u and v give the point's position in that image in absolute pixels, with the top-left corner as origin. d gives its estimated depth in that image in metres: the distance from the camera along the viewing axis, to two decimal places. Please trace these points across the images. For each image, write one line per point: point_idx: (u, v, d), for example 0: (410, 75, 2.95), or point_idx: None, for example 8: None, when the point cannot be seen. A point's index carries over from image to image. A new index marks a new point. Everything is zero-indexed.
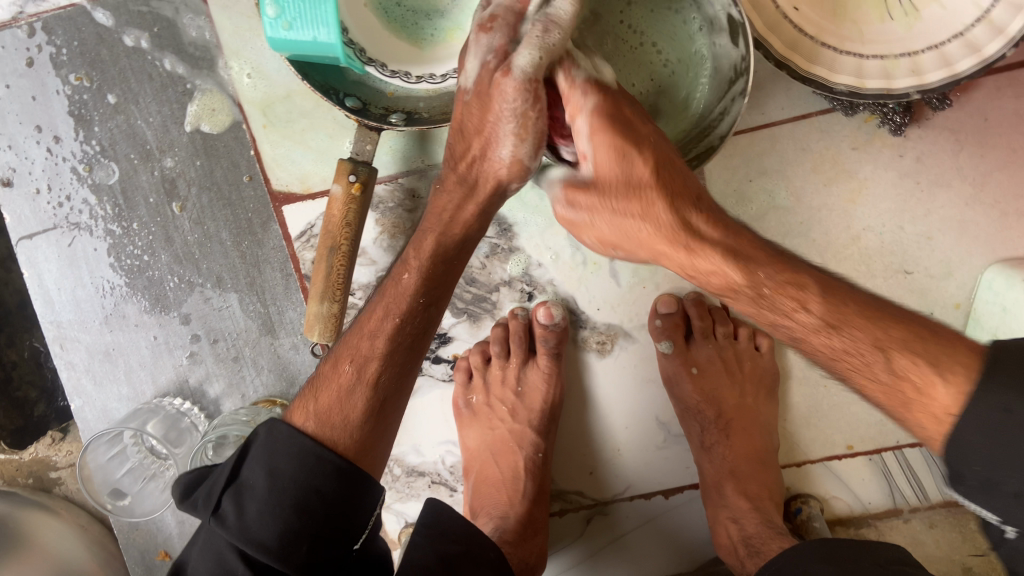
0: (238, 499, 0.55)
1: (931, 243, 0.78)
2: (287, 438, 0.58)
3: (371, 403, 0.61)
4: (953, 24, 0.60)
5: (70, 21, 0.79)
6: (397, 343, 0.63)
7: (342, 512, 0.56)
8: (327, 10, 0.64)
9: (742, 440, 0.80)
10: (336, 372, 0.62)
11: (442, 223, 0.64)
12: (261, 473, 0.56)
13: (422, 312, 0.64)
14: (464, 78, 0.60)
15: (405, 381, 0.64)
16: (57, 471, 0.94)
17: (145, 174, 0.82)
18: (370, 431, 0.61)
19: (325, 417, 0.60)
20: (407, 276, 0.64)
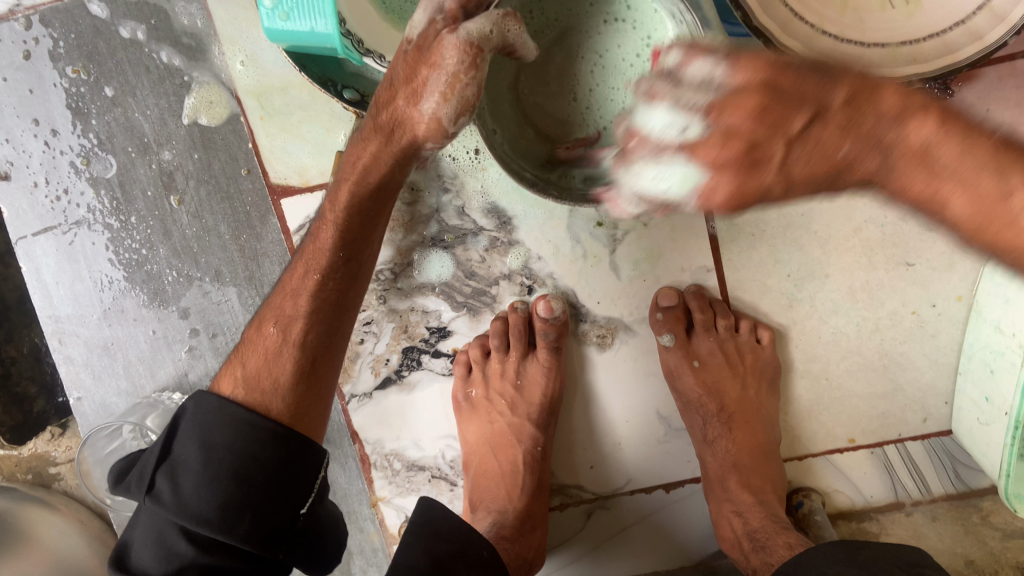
0: (172, 476, 0.59)
1: (933, 234, 0.78)
2: (211, 411, 0.61)
3: (300, 366, 0.64)
4: (955, 12, 0.59)
5: (66, 14, 0.79)
6: (320, 302, 0.64)
7: (283, 480, 0.60)
8: (324, 1, 0.63)
9: (744, 433, 0.79)
10: (263, 336, 0.65)
11: (358, 176, 0.62)
12: (192, 449, 0.60)
13: (342, 266, 0.65)
14: (410, 31, 0.56)
15: (332, 342, 0.67)
16: (57, 466, 0.94)
17: (143, 167, 0.81)
18: (303, 392, 0.64)
19: (253, 382, 0.63)
20: (323, 230, 0.64)
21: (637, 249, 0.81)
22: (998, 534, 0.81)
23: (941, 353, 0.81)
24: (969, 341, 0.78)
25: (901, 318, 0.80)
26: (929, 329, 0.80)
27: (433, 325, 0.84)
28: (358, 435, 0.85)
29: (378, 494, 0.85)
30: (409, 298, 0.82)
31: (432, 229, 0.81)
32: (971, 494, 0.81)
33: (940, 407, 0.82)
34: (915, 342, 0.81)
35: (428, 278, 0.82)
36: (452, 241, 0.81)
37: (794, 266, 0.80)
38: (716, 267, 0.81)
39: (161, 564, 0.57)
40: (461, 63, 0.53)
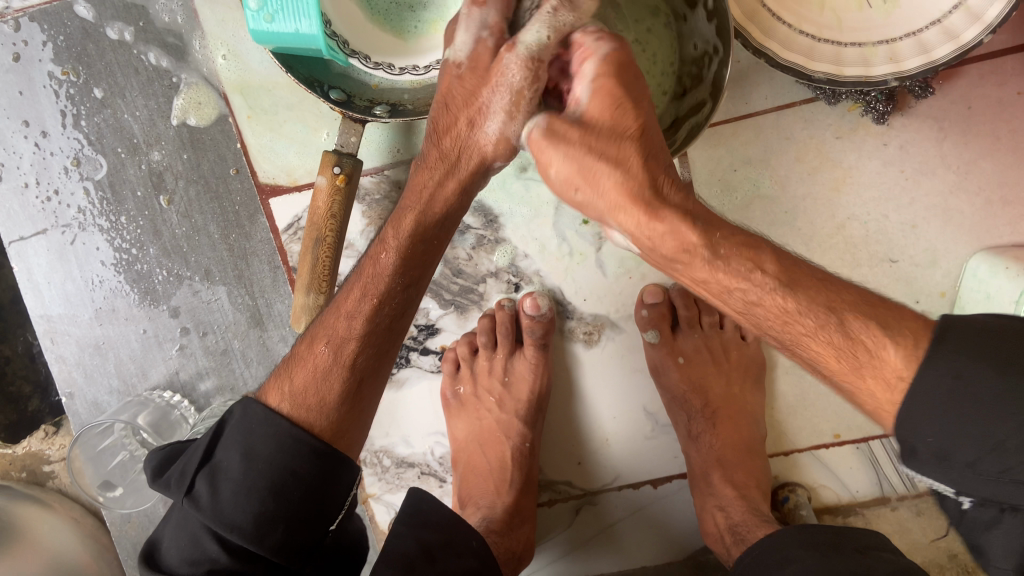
0: (212, 480, 0.54)
1: (916, 231, 0.78)
2: (260, 419, 0.56)
3: (349, 385, 0.59)
4: (931, 10, 0.60)
5: (55, 16, 0.79)
6: (376, 325, 0.60)
7: (319, 495, 0.55)
8: (309, 2, 0.64)
9: (728, 429, 0.80)
10: (310, 353, 0.60)
11: (423, 201, 0.60)
12: (236, 455, 0.55)
13: (402, 292, 0.61)
14: (454, 55, 0.58)
15: (382, 362, 0.62)
16: (50, 464, 0.95)
17: (132, 168, 0.82)
18: (346, 414, 0.59)
19: (299, 399, 0.58)
20: (385, 254, 0.60)
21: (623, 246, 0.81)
22: None
23: None
24: None
25: None
26: None
27: (422, 323, 0.84)
28: None
29: (368, 491, 0.86)
30: None
31: None
32: None
33: None
34: None
35: None
36: None
37: None
38: None
39: (189, 567, 0.53)
40: (522, 83, 0.56)
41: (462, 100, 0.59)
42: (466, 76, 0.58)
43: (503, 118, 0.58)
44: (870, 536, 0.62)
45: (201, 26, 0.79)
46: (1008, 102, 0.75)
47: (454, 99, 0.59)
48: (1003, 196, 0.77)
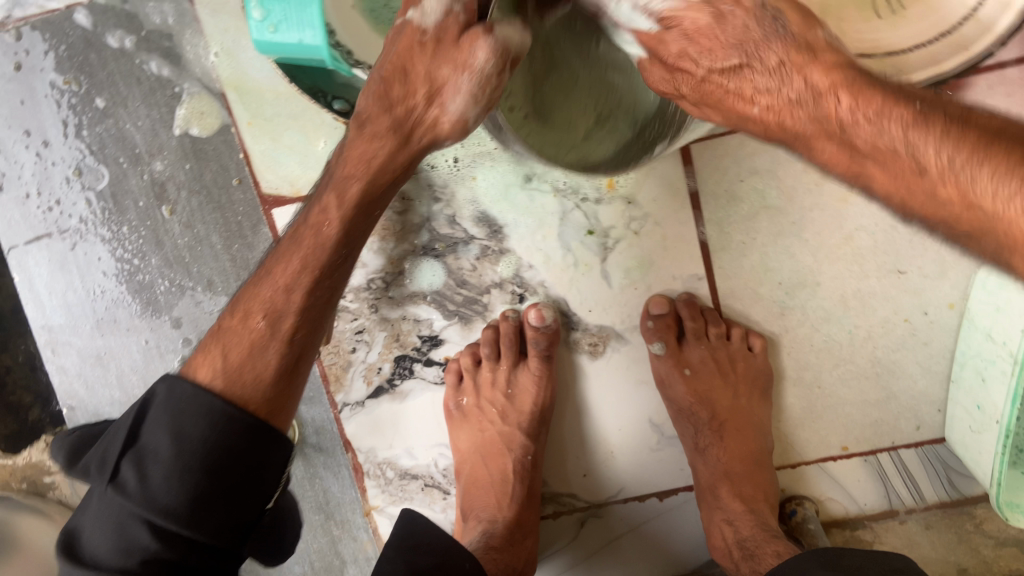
0: (140, 463, 0.51)
1: (924, 242, 0.78)
2: (186, 394, 0.53)
3: (283, 364, 0.57)
4: (942, 22, 0.59)
5: (57, 26, 0.79)
6: (315, 298, 0.59)
7: (254, 471, 0.52)
8: (312, 11, 0.64)
9: (736, 442, 0.79)
10: (246, 326, 0.58)
11: (370, 170, 0.60)
12: (164, 437, 0.52)
13: (339, 265, 0.61)
14: (420, 19, 0.55)
15: (314, 337, 0.60)
16: (52, 475, 0.93)
17: (135, 177, 0.81)
18: (282, 390, 0.57)
19: (232, 375, 0.55)
20: (328, 225, 0.59)
21: (628, 256, 0.81)
22: (991, 542, 0.81)
23: (934, 361, 0.80)
24: (962, 350, 0.78)
25: (894, 325, 0.80)
26: (922, 336, 0.80)
27: (425, 334, 0.84)
28: (351, 444, 0.85)
29: (371, 503, 0.85)
30: (400, 307, 0.82)
31: (423, 238, 0.81)
32: (964, 501, 0.81)
33: (933, 415, 0.81)
34: (907, 350, 0.80)
35: (419, 287, 0.82)
36: (443, 250, 0.81)
37: (786, 274, 0.80)
38: (707, 275, 0.81)
39: (121, 557, 0.49)
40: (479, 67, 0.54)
41: (421, 75, 0.57)
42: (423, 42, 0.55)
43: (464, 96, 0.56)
44: (890, 558, 0.62)
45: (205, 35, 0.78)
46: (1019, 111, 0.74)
47: (410, 72, 0.56)
48: None
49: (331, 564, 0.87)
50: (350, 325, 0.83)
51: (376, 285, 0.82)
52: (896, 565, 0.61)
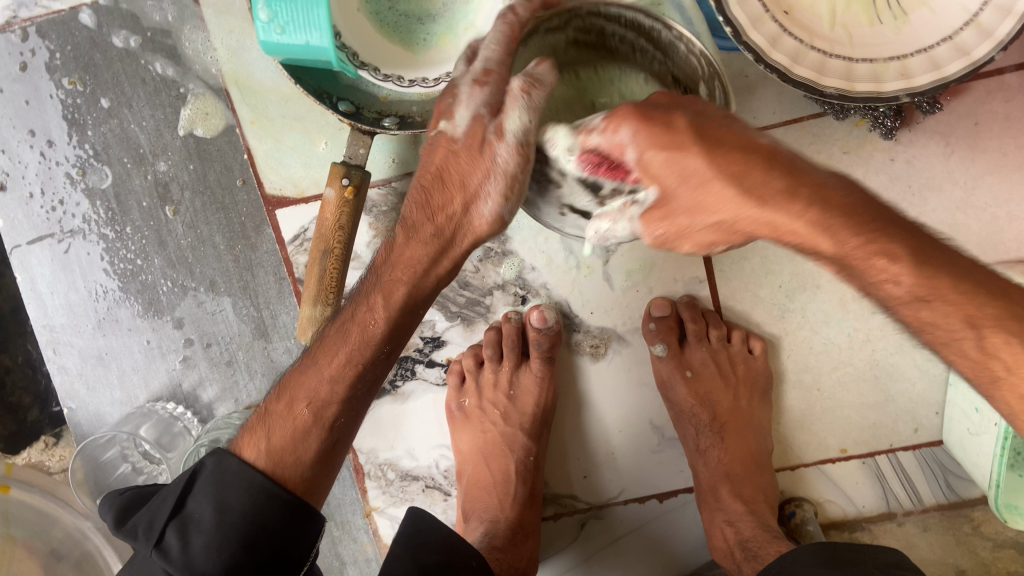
0: (183, 530, 0.56)
1: None
2: (234, 472, 0.58)
3: (323, 449, 0.61)
4: (943, 27, 0.60)
5: (63, 26, 0.79)
6: (358, 387, 0.61)
7: (284, 548, 0.56)
8: (320, 13, 0.64)
9: (736, 443, 0.80)
10: (290, 414, 0.60)
11: (413, 275, 0.59)
12: (207, 508, 0.56)
13: (382, 359, 0.62)
14: (451, 129, 0.55)
15: (353, 423, 0.63)
16: (51, 476, 0.93)
17: (139, 178, 0.82)
18: (320, 471, 0.61)
19: (276, 454, 0.59)
20: (373, 320, 0.60)
21: (630, 259, 0.81)
22: (988, 544, 0.81)
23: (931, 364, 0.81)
24: None
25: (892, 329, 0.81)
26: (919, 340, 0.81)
27: (427, 335, 0.84)
28: (353, 446, 0.85)
29: (372, 504, 0.85)
30: None
31: None
32: (962, 504, 0.82)
33: (931, 418, 0.82)
34: (905, 352, 0.81)
35: None
36: None
37: (785, 277, 0.81)
38: (708, 278, 0.82)
39: None
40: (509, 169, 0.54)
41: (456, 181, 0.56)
42: (457, 153, 0.55)
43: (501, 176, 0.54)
44: (888, 553, 0.63)
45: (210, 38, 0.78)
46: (1014, 119, 0.75)
47: (446, 175, 0.56)
48: (1010, 212, 0.77)
49: (331, 566, 0.86)
50: None
51: None
52: (893, 559, 0.62)
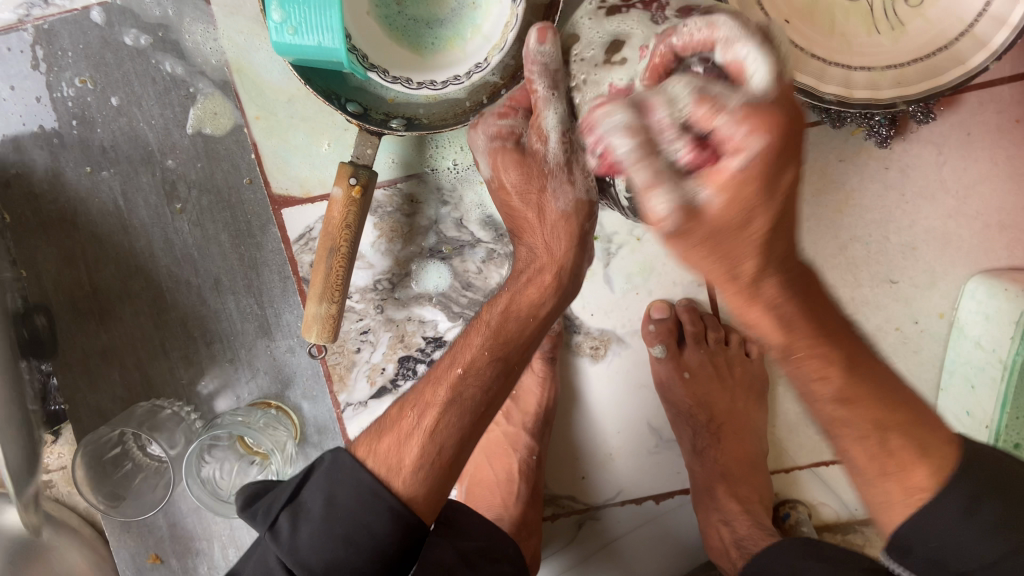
0: (295, 519, 0.57)
1: (916, 253, 0.81)
2: (350, 470, 0.58)
3: (425, 454, 0.60)
4: (938, 39, 0.64)
5: (75, 25, 0.79)
6: (460, 398, 0.63)
7: (386, 559, 0.57)
8: (332, 16, 0.66)
9: (732, 444, 0.81)
10: (397, 421, 0.62)
11: (515, 301, 0.67)
12: (319, 498, 0.57)
13: (490, 376, 0.64)
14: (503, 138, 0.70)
15: (465, 446, 0.63)
16: (49, 474, 0.93)
17: (146, 176, 0.83)
18: (425, 479, 0.59)
19: (381, 454, 0.60)
20: (477, 337, 0.65)
21: (631, 262, 0.82)
22: None
23: (923, 368, 0.83)
24: (951, 358, 0.81)
25: (885, 333, 0.82)
26: (912, 345, 0.82)
27: (430, 335, 0.85)
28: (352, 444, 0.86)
29: None
30: (406, 308, 0.84)
31: (430, 240, 0.83)
32: None
33: None
34: (898, 357, 0.83)
35: (425, 288, 0.84)
36: (449, 253, 0.83)
37: None
38: (706, 282, 0.84)
39: None
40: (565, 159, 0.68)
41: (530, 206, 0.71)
42: (512, 179, 0.70)
43: (560, 140, 0.66)
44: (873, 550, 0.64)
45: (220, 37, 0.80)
46: (1005, 129, 0.78)
47: (522, 189, 0.70)
48: (1000, 220, 0.79)
49: None
50: (356, 325, 0.84)
51: (382, 286, 0.84)
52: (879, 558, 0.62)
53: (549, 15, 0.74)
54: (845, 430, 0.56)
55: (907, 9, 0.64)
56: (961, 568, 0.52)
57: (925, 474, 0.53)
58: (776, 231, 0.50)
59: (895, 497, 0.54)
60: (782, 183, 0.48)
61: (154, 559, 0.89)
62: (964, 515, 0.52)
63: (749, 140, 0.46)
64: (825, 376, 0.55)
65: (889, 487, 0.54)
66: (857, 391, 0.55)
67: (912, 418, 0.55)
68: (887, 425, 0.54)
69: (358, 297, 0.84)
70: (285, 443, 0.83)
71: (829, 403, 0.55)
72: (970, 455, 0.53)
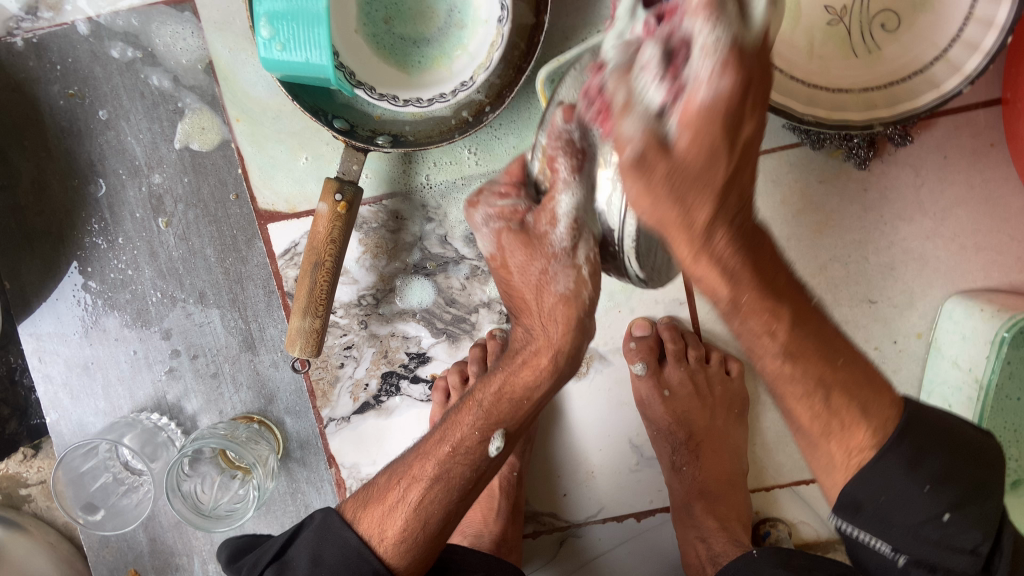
0: (279, 573, 0.62)
1: (894, 273, 0.82)
2: (336, 531, 0.62)
3: (410, 527, 0.61)
4: (913, 63, 0.65)
5: (65, 39, 0.80)
6: (448, 473, 0.62)
7: None
8: (320, 33, 0.66)
9: (712, 461, 0.82)
10: (384, 493, 0.63)
11: (516, 368, 0.63)
12: (306, 556, 0.62)
13: (479, 449, 0.62)
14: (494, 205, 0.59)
15: (456, 514, 0.63)
16: (27, 488, 0.92)
17: (133, 189, 0.83)
18: (412, 551, 0.61)
19: (368, 519, 0.62)
20: (472, 411, 0.63)
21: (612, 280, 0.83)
22: None
23: (902, 389, 0.84)
24: (929, 378, 0.82)
25: (864, 353, 0.83)
26: (891, 364, 0.83)
27: (413, 351, 0.85)
28: (335, 459, 0.86)
29: None
30: (390, 323, 0.84)
31: (415, 256, 0.83)
32: None
33: None
34: None
35: (409, 304, 0.84)
36: (433, 269, 0.84)
37: None
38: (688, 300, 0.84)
39: None
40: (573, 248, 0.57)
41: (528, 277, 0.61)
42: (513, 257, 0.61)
43: (571, 229, 0.56)
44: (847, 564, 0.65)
45: (189, 40, 0.80)
46: (981, 153, 0.79)
47: (524, 267, 0.61)
48: (977, 242, 0.81)
49: None
50: (340, 340, 0.85)
51: (366, 302, 0.84)
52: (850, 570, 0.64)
53: (534, 35, 0.75)
54: (787, 387, 0.55)
55: (884, 34, 0.65)
56: (904, 519, 0.53)
57: (867, 434, 0.54)
58: (732, 183, 0.46)
59: (840, 457, 0.55)
60: (736, 140, 0.44)
61: (133, 574, 0.89)
62: (908, 469, 0.53)
63: (717, 75, 0.40)
64: (830, 466, 0.55)
65: (833, 448, 0.55)
66: (803, 358, 0.54)
67: (855, 374, 0.55)
68: (824, 381, 0.54)
69: (343, 312, 0.84)
70: (267, 457, 0.82)
71: (820, 473, 0.57)
72: (909, 415, 0.55)
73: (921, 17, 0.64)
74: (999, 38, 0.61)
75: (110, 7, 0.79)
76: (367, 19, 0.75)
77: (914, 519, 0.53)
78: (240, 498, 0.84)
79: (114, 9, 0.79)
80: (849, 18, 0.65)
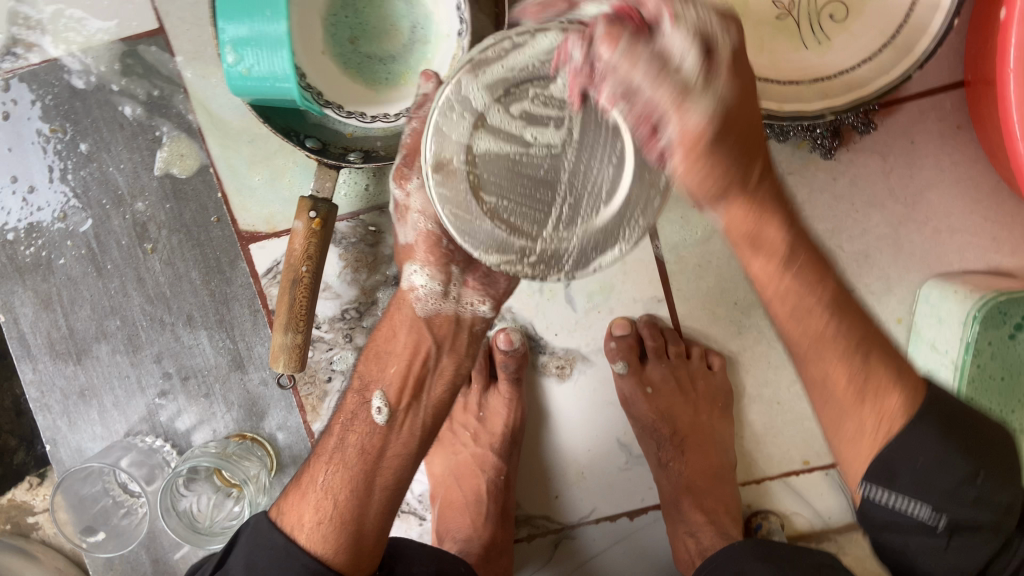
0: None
1: (869, 260, 0.82)
2: (265, 534, 0.62)
3: (324, 501, 0.63)
4: (861, 50, 0.66)
5: (44, 77, 0.82)
6: (350, 446, 0.65)
7: None
8: (282, 55, 0.68)
9: (696, 455, 0.82)
10: (301, 484, 0.65)
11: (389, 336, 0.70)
12: (240, 565, 0.61)
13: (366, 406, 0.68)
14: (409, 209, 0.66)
15: (370, 491, 0.65)
16: (35, 515, 0.93)
17: (117, 219, 0.85)
18: (334, 526, 0.62)
19: (296, 519, 0.63)
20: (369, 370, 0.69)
21: (590, 281, 0.84)
22: None
23: None
24: (911, 363, 0.83)
25: None
26: None
27: None
28: None
29: None
30: None
31: (394, 268, 0.85)
32: None
33: None
34: None
35: None
36: None
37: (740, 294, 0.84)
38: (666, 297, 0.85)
39: None
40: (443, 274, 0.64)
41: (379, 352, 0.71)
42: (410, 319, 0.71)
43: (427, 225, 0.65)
44: (822, 554, 0.66)
45: (94, 48, 0.82)
46: (948, 136, 0.79)
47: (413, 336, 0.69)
48: (951, 225, 0.81)
49: None
50: (326, 354, 0.86)
51: (350, 315, 0.86)
52: (824, 559, 0.65)
53: None
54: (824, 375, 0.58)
55: (833, 24, 0.67)
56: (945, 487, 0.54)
57: (898, 403, 0.56)
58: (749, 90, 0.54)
59: (868, 431, 0.56)
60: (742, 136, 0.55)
61: None
62: (941, 436, 0.54)
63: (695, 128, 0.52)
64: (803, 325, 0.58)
65: (857, 426, 0.57)
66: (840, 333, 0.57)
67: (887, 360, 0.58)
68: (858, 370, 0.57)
69: (327, 327, 0.86)
70: (258, 474, 0.84)
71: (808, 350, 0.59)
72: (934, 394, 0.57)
73: (868, 4, 0.66)
74: (945, 21, 0.63)
75: (70, 45, 0.82)
76: (332, 39, 0.77)
77: (948, 484, 0.54)
78: (236, 515, 0.85)
79: (73, 48, 0.82)
80: (798, 11, 0.67)
